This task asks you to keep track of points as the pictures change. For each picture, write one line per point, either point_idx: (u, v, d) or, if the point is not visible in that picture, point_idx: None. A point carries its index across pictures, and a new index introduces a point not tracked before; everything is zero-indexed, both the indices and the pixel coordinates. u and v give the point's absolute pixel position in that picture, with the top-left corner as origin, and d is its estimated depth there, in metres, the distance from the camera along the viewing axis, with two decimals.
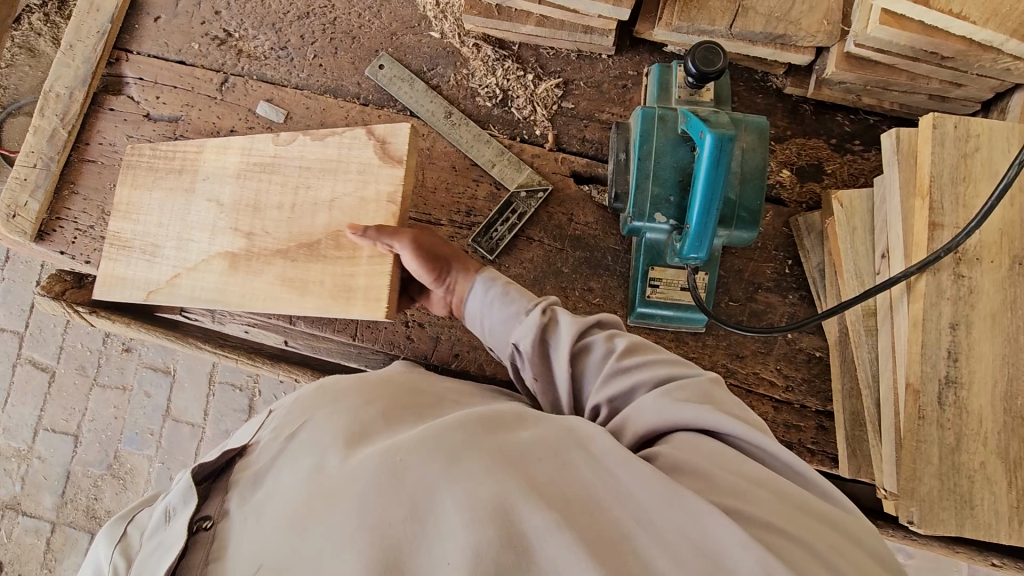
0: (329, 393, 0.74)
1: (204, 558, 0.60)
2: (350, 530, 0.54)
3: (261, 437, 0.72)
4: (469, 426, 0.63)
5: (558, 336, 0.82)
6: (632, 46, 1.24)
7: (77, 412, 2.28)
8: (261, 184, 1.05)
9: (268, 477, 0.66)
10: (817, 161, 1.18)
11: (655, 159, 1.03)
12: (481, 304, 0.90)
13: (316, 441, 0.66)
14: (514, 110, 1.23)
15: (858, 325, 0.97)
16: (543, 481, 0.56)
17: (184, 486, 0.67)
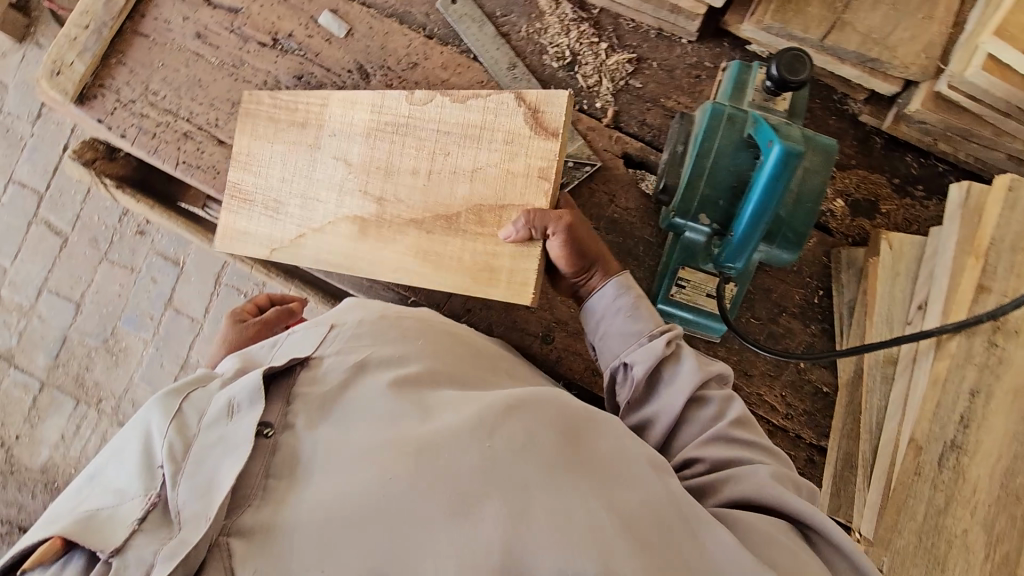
0: (397, 332, 0.81)
1: (264, 468, 0.64)
2: (436, 494, 0.61)
3: (324, 352, 0.76)
4: (549, 418, 0.69)
5: (675, 374, 0.85)
6: (715, 36, 1.19)
7: (82, 282, 2.30)
8: (394, 145, 1.00)
9: (341, 404, 0.70)
10: (873, 198, 1.14)
11: (713, 158, 0.99)
12: (610, 310, 0.92)
13: (392, 389, 0.71)
14: (580, 76, 1.19)
15: (875, 371, 0.97)
16: (619, 502, 0.64)
17: (254, 388, 0.67)
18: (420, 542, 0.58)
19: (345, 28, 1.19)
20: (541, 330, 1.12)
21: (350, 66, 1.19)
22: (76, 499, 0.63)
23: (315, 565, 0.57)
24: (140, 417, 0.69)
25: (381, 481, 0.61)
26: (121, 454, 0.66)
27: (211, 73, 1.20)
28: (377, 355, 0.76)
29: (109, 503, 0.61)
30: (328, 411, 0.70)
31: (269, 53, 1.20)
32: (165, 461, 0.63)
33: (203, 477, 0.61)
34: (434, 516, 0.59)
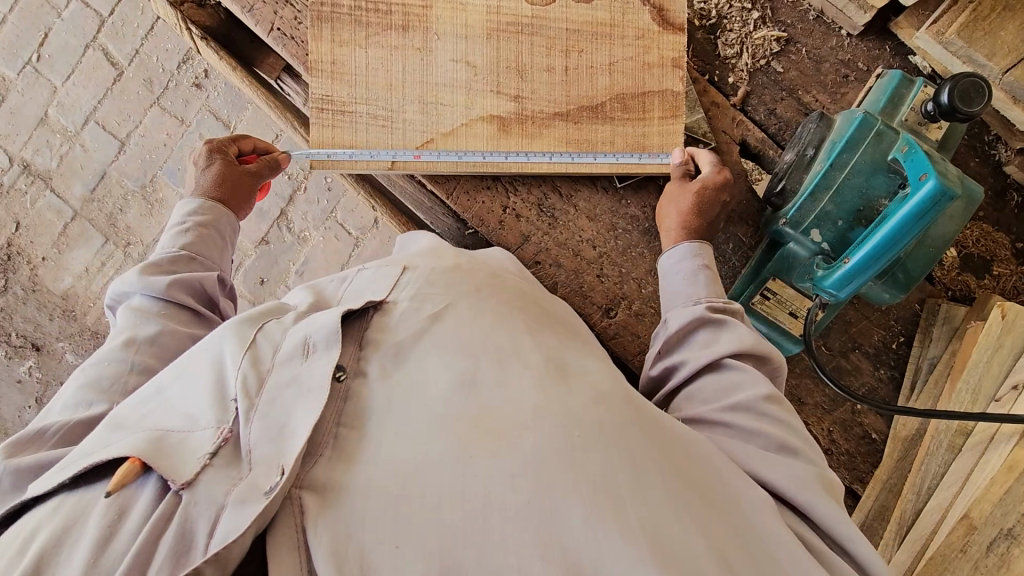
0: (468, 283, 0.70)
1: (336, 416, 0.55)
2: (514, 482, 0.50)
3: (398, 299, 0.67)
4: (639, 419, 0.57)
5: (711, 337, 0.79)
6: (878, 36, 1.06)
7: (130, 122, 2.24)
8: (519, 45, 1.02)
9: (412, 356, 0.61)
10: (988, 257, 1.06)
11: (846, 175, 0.91)
12: (675, 270, 0.92)
13: (468, 349, 0.60)
14: (719, 43, 1.08)
15: (942, 438, 0.93)
16: (720, 539, 0.52)
17: (333, 330, 0.59)
18: (495, 538, 0.47)
19: None
20: (605, 303, 1.07)
21: None
22: (139, 412, 0.57)
23: (386, 537, 0.48)
24: (211, 343, 0.62)
25: (459, 460, 0.51)
26: (188, 375, 0.60)
27: None
28: (453, 307, 0.66)
29: (178, 428, 0.54)
30: (401, 359, 0.60)
31: None
32: (239, 395, 0.55)
33: (278, 416, 0.54)
34: (520, 515, 0.48)
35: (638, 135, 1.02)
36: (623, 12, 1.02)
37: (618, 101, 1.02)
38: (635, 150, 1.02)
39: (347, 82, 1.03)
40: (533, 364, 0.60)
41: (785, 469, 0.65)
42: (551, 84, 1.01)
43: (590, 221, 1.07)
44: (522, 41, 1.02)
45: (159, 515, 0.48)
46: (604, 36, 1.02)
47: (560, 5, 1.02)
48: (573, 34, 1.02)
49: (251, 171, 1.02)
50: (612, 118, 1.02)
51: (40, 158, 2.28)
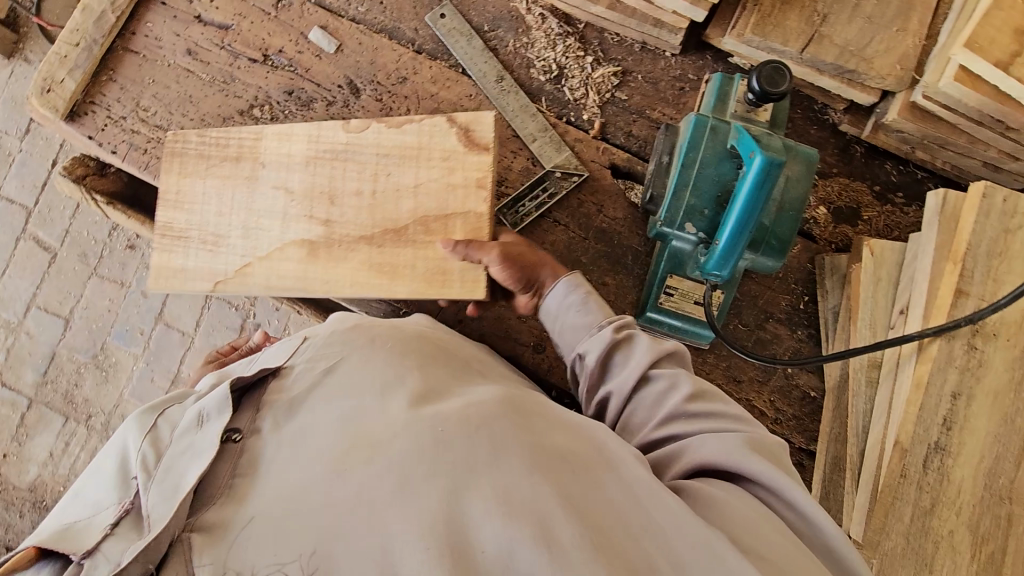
0: (365, 334, 0.79)
1: (230, 470, 0.64)
2: (383, 485, 0.59)
3: (295, 362, 0.77)
4: (504, 412, 0.67)
5: (627, 356, 0.85)
6: (698, 49, 1.21)
7: (71, 297, 2.29)
8: (335, 172, 1.05)
9: (305, 407, 0.70)
10: (856, 205, 1.17)
11: (697, 169, 1.02)
12: (564, 306, 0.94)
13: (354, 390, 0.70)
14: (567, 89, 1.21)
15: (860, 374, 0.99)
16: (574, 491, 0.61)
17: (220, 397, 0.70)
18: (365, 531, 0.56)
19: (335, 44, 1.20)
20: (533, 340, 1.13)
21: (341, 81, 1.20)
22: (58, 515, 0.66)
23: (270, 553, 0.56)
24: (119, 437, 0.72)
25: (336, 478, 0.60)
26: (97, 472, 0.70)
27: (201, 89, 1.20)
28: (346, 359, 0.75)
29: (85, 516, 0.64)
30: (298, 407, 0.70)
31: (260, 69, 1.20)
32: (138, 472, 0.65)
33: (171, 479, 0.63)
34: (385, 510, 0.57)
35: (440, 256, 1.00)
36: (430, 136, 1.02)
37: (423, 224, 1.01)
38: (438, 276, 1.00)
39: (216, 208, 1.10)
40: (411, 388, 0.70)
41: (716, 441, 0.72)
42: (357, 211, 1.03)
43: None
44: (338, 164, 1.05)
45: None
46: (411, 158, 1.02)
47: (372, 131, 1.04)
48: (381, 158, 1.04)
49: (238, 360, 1.22)
50: (414, 241, 1.01)
51: None
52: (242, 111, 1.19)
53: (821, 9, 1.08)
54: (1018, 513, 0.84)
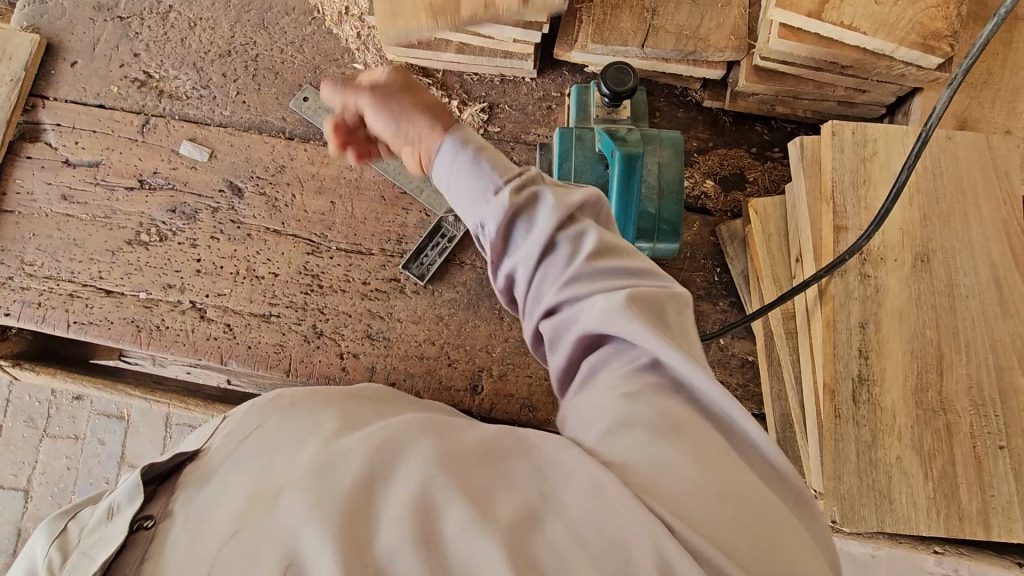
0: (283, 401, 0.76)
1: (140, 557, 0.58)
2: (269, 528, 0.53)
3: (214, 442, 0.73)
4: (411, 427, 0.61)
5: (532, 222, 0.71)
6: (554, 67, 1.26)
7: (27, 466, 2.24)
8: None
9: (217, 477, 0.65)
10: (739, 171, 1.21)
11: (575, 178, 1.05)
12: (456, 168, 0.75)
13: (270, 451, 0.65)
14: None
15: (780, 328, 1.01)
16: (484, 484, 0.55)
17: (132, 484, 0.65)
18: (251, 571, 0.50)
19: (207, 152, 1.21)
20: (469, 382, 1.13)
21: (221, 185, 1.20)
22: None
23: None
24: (27, 553, 0.66)
25: (234, 534, 0.54)
26: None
27: (84, 229, 1.19)
28: (264, 428, 0.71)
29: None
30: (205, 481, 0.65)
31: (138, 195, 1.20)
32: None
33: None
34: (269, 549, 0.51)
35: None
36: None
37: None
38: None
39: None
40: (317, 433, 0.65)
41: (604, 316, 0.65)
42: None
43: (417, 324, 1.15)
44: None
45: None
46: None
47: None
48: None
49: None
50: None
51: None
52: (130, 239, 1.18)
53: (649, 4, 1.14)
54: (955, 421, 0.86)
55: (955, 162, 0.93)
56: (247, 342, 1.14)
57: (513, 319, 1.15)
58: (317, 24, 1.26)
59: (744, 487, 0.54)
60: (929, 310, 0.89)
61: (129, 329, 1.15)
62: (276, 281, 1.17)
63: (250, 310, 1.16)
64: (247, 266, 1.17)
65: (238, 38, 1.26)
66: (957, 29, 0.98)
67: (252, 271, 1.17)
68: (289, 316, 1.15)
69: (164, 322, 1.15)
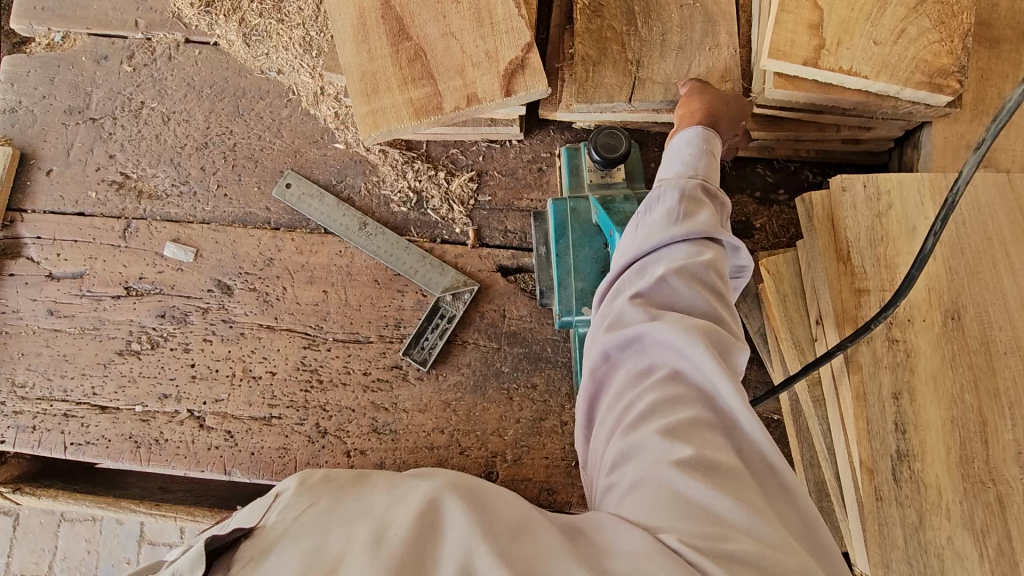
0: (333, 482, 0.67)
1: None
2: None
3: (269, 519, 0.63)
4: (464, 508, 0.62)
5: (661, 218, 0.76)
6: (541, 127, 1.21)
7: (47, 552, 2.20)
8: None
9: (274, 552, 0.59)
10: (744, 218, 1.16)
11: (573, 252, 1.00)
12: (680, 148, 0.84)
13: (327, 526, 0.61)
14: (431, 211, 1.20)
15: (806, 396, 0.94)
16: (531, 566, 0.57)
17: (194, 553, 0.60)
18: None
19: (192, 251, 1.18)
20: (483, 470, 1.08)
21: (209, 284, 1.17)
22: None
23: None
24: None
25: None
26: None
27: (74, 343, 1.16)
28: (319, 504, 0.64)
29: None
30: (262, 557, 0.59)
31: (126, 303, 1.17)
32: None
33: None
34: None
35: None
36: None
37: None
38: None
39: None
40: (374, 511, 0.63)
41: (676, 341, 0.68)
42: None
43: (423, 413, 1.10)
44: None
45: None
46: None
47: None
48: None
49: None
50: None
51: None
52: (121, 350, 1.15)
53: (633, 55, 1.08)
54: (1006, 493, 0.79)
55: (977, 207, 0.88)
56: (249, 448, 1.10)
57: (522, 397, 1.10)
58: (293, 106, 1.23)
59: (766, 522, 0.59)
60: (966, 372, 0.83)
61: (128, 445, 1.11)
62: (274, 380, 1.13)
63: (250, 414, 1.11)
64: (243, 366, 1.13)
65: (214, 128, 1.23)
66: (965, 63, 0.93)
67: (249, 371, 1.13)
68: (291, 416, 1.11)
69: (163, 435, 1.11)
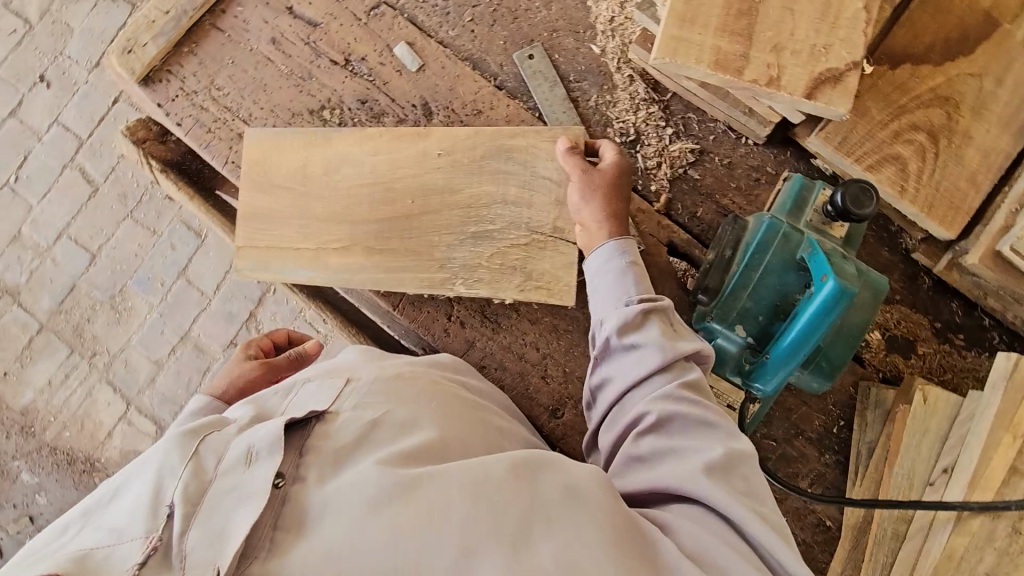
0: (404, 390, 0.85)
1: (272, 521, 0.64)
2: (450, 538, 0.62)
3: (341, 406, 0.79)
4: (553, 488, 0.70)
5: (624, 353, 0.85)
6: (782, 143, 1.17)
7: (102, 234, 2.33)
8: None
9: (353, 457, 0.72)
10: (912, 337, 1.12)
11: (760, 274, 0.98)
12: (604, 269, 0.91)
13: (404, 444, 0.74)
14: (640, 156, 1.18)
15: (886, 525, 0.95)
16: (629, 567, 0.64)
17: (275, 437, 0.69)
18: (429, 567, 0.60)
19: (418, 63, 1.19)
20: (552, 404, 1.10)
21: (415, 101, 1.18)
22: (63, 541, 0.64)
23: None
24: (152, 456, 0.68)
25: (393, 527, 0.63)
26: (128, 490, 0.66)
27: (277, 79, 1.19)
28: (391, 409, 0.80)
29: (105, 543, 0.61)
30: (342, 458, 0.72)
31: (338, 72, 1.19)
32: (174, 503, 0.63)
33: (216, 526, 0.62)
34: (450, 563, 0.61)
35: None
36: None
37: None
38: None
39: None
40: (440, 444, 0.76)
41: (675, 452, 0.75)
42: None
43: (531, 324, 1.12)
44: None
45: None
46: None
47: None
48: None
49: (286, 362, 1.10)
50: None
51: (11, 275, 2.35)
52: (312, 110, 1.18)
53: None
54: None
55: None
56: None
57: None
58: None
59: None
60: None
61: None
62: None
63: None
64: None
65: None
66: None
67: None
68: None
69: None
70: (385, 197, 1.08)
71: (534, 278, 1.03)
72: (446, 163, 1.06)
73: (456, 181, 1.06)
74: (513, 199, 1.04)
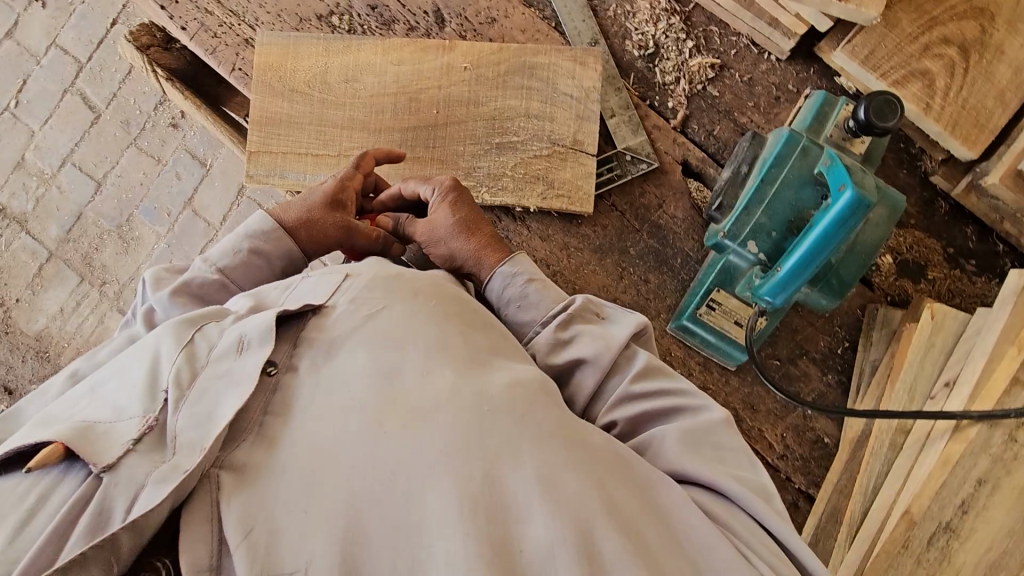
0: (407, 286, 0.75)
1: (262, 408, 0.63)
2: (430, 448, 0.57)
3: (337, 301, 0.73)
4: (546, 407, 0.63)
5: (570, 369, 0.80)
6: (806, 59, 1.12)
7: (106, 162, 2.30)
8: None
9: (342, 351, 0.68)
10: (923, 262, 1.11)
11: (776, 188, 0.95)
12: (508, 296, 0.88)
13: (394, 344, 0.67)
14: (658, 70, 1.14)
15: (885, 437, 0.98)
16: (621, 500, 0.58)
17: (266, 327, 0.66)
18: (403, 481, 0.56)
19: None
20: None
21: (428, 7, 1.14)
22: (70, 408, 0.63)
23: (299, 505, 0.55)
24: (151, 340, 0.68)
25: (370, 436, 0.59)
26: (126, 371, 0.65)
27: None
28: (388, 307, 0.72)
29: (104, 419, 0.60)
30: (332, 353, 0.68)
31: None
32: (169, 387, 0.62)
33: (205, 408, 0.60)
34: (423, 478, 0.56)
35: None
36: None
37: None
38: None
39: None
40: (433, 347, 0.67)
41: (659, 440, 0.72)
42: None
43: (542, 241, 1.12)
44: None
45: (78, 496, 0.54)
46: None
47: None
48: None
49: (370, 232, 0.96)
50: None
51: (17, 202, 2.34)
52: (321, 15, 1.14)
53: None
54: None
55: None
56: None
57: (630, 282, 1.11)
58: None
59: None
60: None
61: None
62: None
63: None
64: None
65: None
66: None
67: None
68: None
69: None
70: (408, 107, 1.08)
71: (554, 187, 1.07)
72: (471, 75, 1.08)
73: (479, 95, 1.08)
74: (535, 112, 1.07)
